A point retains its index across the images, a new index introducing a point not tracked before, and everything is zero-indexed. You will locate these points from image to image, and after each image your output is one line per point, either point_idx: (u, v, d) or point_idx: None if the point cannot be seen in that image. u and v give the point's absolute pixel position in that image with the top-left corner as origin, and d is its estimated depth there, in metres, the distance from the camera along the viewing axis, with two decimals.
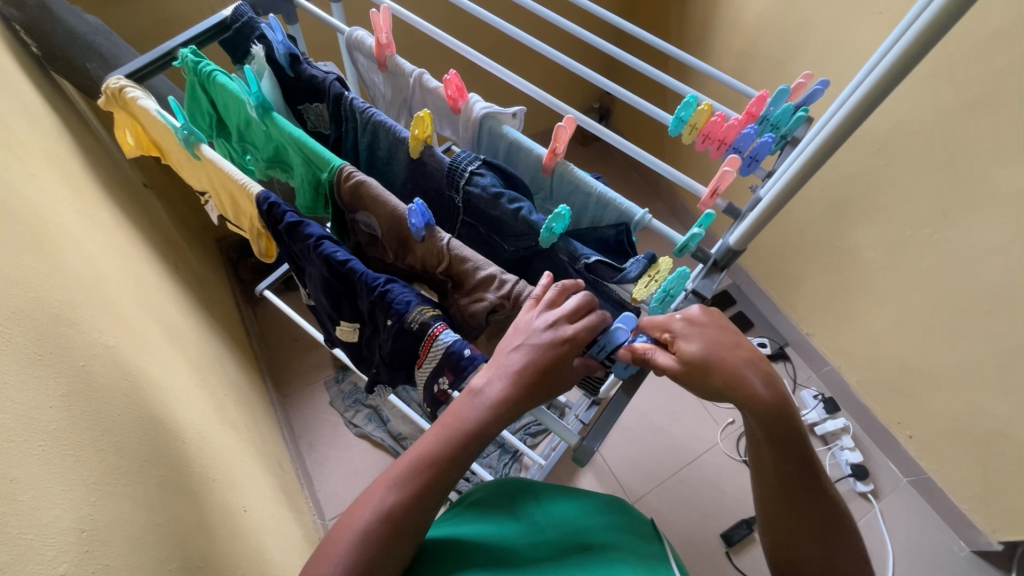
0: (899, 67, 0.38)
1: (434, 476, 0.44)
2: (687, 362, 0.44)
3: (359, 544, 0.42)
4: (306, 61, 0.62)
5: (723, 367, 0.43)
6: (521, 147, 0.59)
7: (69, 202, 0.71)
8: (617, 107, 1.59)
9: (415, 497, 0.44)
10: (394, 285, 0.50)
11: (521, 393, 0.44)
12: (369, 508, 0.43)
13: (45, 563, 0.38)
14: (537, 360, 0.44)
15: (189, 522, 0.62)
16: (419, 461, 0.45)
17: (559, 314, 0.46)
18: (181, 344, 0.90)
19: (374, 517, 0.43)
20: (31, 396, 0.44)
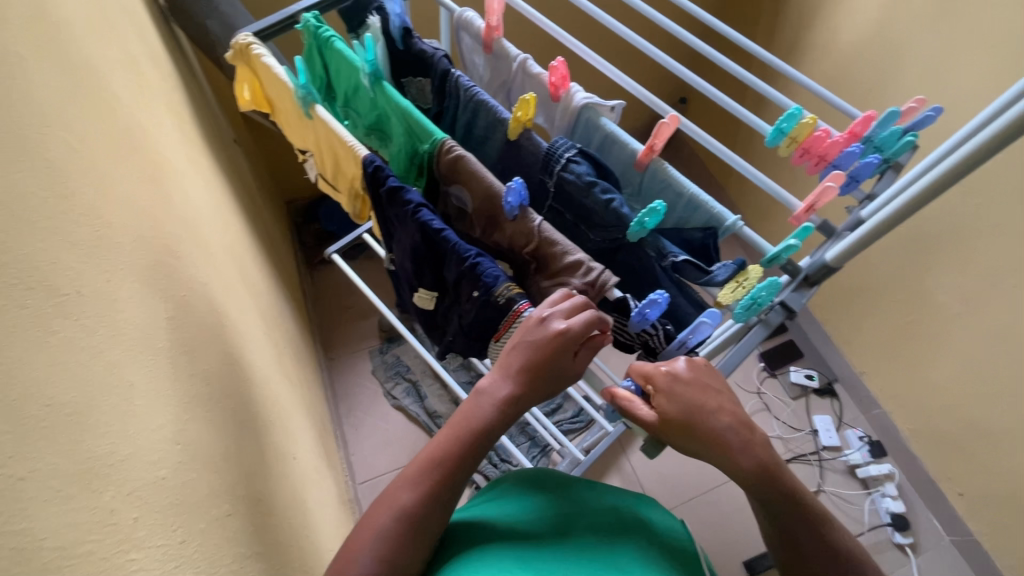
0: None
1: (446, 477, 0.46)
2: (669, 422, 0.45)
3: (378, 541, 0.43)
4: (418, 36, 0.65)
5: (705, 428, 0.45)
6: (616, 141, 0.60)
7: (180, 146, 0.76)
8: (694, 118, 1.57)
9: (432, 494, 0.45)
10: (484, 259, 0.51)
11: (524, 391, 0.47)
12: (384, 505, 0.45)
13: (155, 462, 0.41)
14: (531, 360, 0.47)
15: (252, 457, 0.65)
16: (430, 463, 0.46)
17: (553, 311, 0.48)
18: (254, 293, 0.95)
19: (396, 516, 0.44)
20: (147, 315, 0.48)
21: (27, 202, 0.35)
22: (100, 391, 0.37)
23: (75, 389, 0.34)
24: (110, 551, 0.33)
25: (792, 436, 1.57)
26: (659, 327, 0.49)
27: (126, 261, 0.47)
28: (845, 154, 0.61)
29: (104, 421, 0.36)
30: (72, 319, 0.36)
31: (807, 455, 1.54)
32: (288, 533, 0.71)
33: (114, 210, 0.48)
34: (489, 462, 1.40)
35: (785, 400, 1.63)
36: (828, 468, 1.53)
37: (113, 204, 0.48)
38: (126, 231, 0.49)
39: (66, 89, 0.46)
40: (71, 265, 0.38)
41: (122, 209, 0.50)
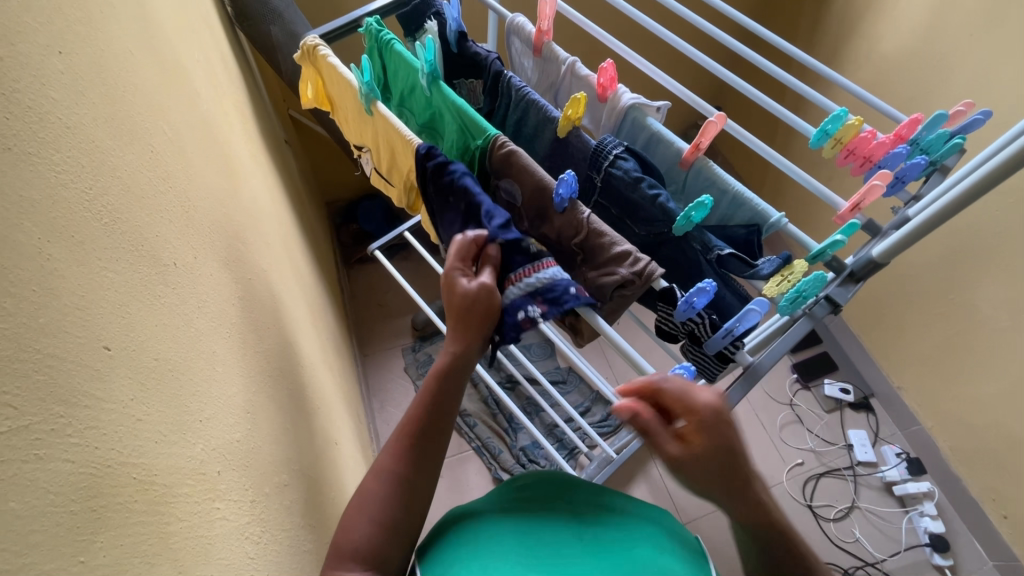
0: None
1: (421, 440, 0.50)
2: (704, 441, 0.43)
3: (385, 508, 0.47)
4: (472, 40, 0.68)
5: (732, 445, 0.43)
6: (662, 139, 0.62)
7: (244, 142, 0.81)
8: None
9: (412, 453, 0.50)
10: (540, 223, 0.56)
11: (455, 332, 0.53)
12: (374, 476, 0.49)
13: (231, 423, 0.45)
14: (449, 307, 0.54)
15: (304, 436, 0.69)
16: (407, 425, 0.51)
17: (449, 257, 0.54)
18: (302, 285, 1.00)
19: (390, 481, 0.48)
20: (223, 292, 0.52)
21: (137, 179, 0.39)
22: (190, 351, 0.40)
23: (173, 345, 0.38)
24: (201, 497, 0.36)
25: (826, 449, 1.53)
26: (705, 316, 0.50)
27: (206, 241, 0.51)
28: (892, 155, 0.61)
29: (194, 380, 0.40)
30: (169, 285, 0.40)
31: (842, 469, 1.50)
32: (332, 512, 0.74)
33: (196, 193, 0.52)
34: (517, 461, 1.41)
35: (819, 413, 1.59)
36: (863, 484, 1.49)
37: (195, 188, 0.53)
38: (205, 214, 0.53)
39: (161, 83, 0.51)
40: (167, 236, 0.42)
41: (202, 194, 0.54)
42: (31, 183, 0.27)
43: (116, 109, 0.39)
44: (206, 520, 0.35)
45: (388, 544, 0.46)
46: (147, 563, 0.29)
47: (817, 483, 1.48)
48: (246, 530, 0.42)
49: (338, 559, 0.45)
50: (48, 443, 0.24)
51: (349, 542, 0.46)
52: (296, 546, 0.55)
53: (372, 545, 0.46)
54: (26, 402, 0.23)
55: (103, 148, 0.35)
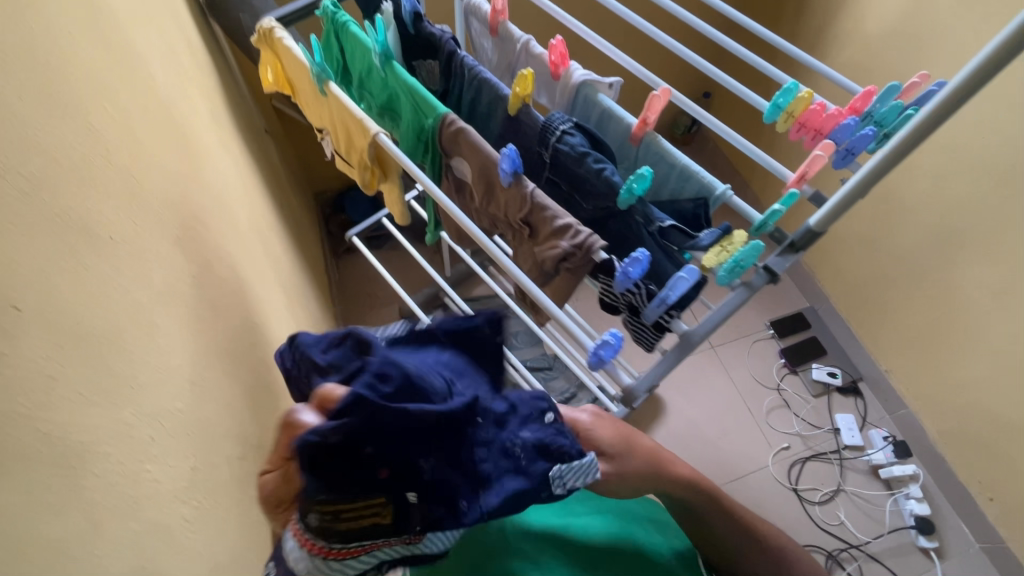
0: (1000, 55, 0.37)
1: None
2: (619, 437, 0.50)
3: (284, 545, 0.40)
4: (427, 20, 0.69)
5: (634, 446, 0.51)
6: (613, 115, 0.62)
7: (211, 128, 0.82)
8: None
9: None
10: (539, 433, 0.45)
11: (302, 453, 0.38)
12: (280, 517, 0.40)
13: (173, 395, 0.46)
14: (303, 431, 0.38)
15: (268, 413, 0.70)
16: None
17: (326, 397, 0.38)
18: (278, 271, 1.01)
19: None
20: (172, 269, 0.53)
21: (69, 154, 0.40)
22: (125, 322, 0.42)
23: (104, 314, 0.39)
24: (127, 458, 0.37)
25: (813, 434, 1.53)
26: (642, 286, 0.50)
27: (155, 219, 0.52)
28: (841, 126, 0.61)
29: (128, 349, 0.41)
30: (101, 256, 0.41)
31: (828, 453, 1.50)
32: None
33: (145, 172, 0.53)
34: None
35: (806, 396, 1.59)
36: (849, 467, 1.48)
37: (145, 168, 0.54)
38: (155, 194, 0.54)
39: (107, 64, 0.52)
40: (103, 211, 0.43)
41: (153, 175, 0.55)
42: None
43: (47, 86, 0.40)
44: (133, 481, 0.37)
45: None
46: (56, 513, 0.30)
47: (803, 466, 1.48)
48: (183, 495, 0.43)
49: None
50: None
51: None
52: (248, 518, 0.56)
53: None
54: None
55: (29, 122, 0.37)
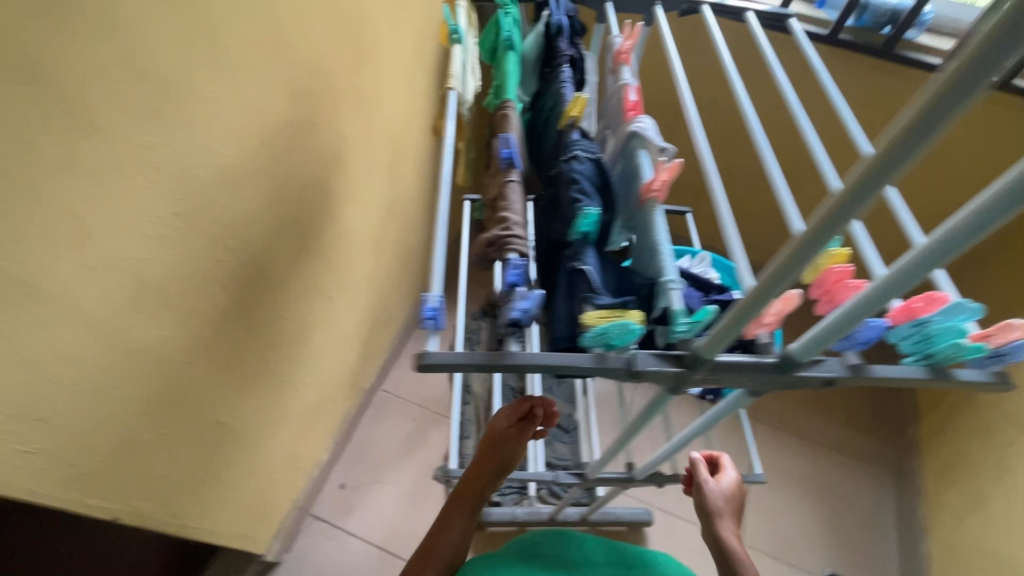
0: (996, 208, 0.30)
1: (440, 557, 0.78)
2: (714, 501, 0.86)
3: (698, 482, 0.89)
4: (564, 37, 0.77)
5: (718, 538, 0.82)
6: (638, 173, 0.62)
7: (406, 61, 1.05)
8: None
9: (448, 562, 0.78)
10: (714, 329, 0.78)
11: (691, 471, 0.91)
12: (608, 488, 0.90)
13: (192, 153, 0.63)
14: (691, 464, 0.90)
15: (287, 250, 0.88)
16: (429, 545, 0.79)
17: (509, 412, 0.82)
18: (394, 188, 1.21)
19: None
20: (271, 103, 0.72)
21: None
22: (197, 107, 0.61)
23: (167, 55, 0.55)
24: (133, 166, 0.56)
25: None
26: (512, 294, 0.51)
27: (282, 71, 0.72)
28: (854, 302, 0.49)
29: (184, 122, 0.60)
30: (203, 38, 0.58)
31: None
32: (268, 320, 0.91)
33: (301, 40, 0.74)
34: (472, 457, 1.42)
35: None
36: None
37: (302, 39, 0.74)
38: (298, 58, 0.75)
39: None
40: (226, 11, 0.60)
41: (306, 47, 0.76)
42: None
43: None
44: (105, 157, 0.53)
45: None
46: (27, 117, 0.45)
47: None
48: (156, 219, 0.61)
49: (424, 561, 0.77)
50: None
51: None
52: (206, 287, 0.72)
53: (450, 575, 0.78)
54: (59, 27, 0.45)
55: None
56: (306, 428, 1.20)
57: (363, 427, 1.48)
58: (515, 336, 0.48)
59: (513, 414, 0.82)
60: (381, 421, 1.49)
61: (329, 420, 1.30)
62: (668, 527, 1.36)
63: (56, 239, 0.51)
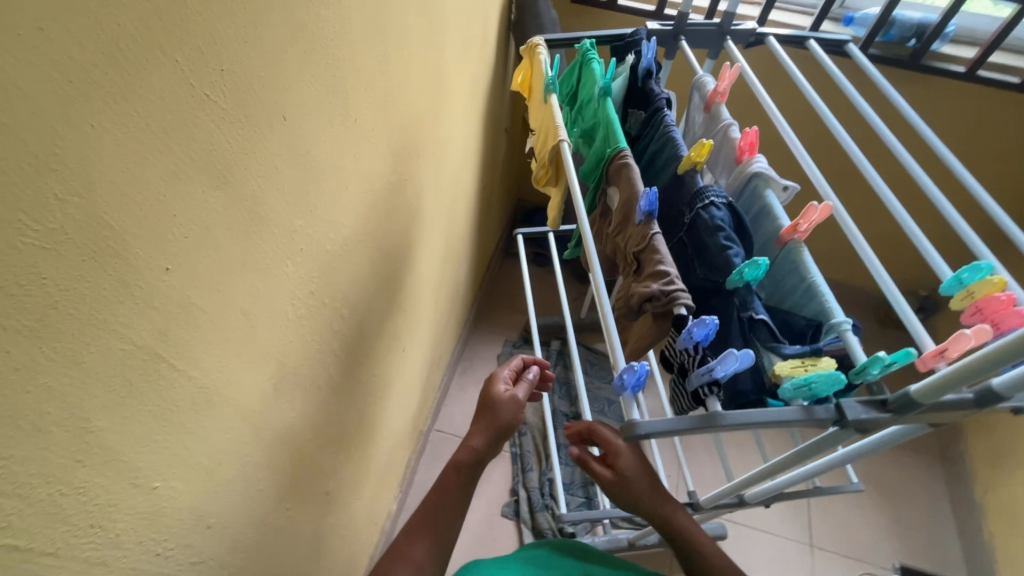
0: None
1: (435, 533, 0.72)
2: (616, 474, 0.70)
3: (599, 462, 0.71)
4: (655, 80, 0.78)
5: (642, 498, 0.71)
6: (770, 214, 0.64)
7: (466, 104, 1.04)
8: None
9: (430, 550, 0.70)
10: None
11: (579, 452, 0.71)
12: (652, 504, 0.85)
13: (327, 230, 0.61)
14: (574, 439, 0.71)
15: (381, 309, 0.86)
16: (423, 520, 0.73)
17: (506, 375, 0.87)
18: (451, 229, 1.20)
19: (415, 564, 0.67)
20: (378, 169, 0.71)
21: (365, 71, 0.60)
22: (330, 185, 0.59)
23: (319, 137, 0.54)
24: (283, 256, 0.54)
25: None
26: (700, 353, 0.51)
27: (386, 135, 0.71)
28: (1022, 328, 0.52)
29: (321, 202, 0.58)
30: (342, 116, 0.58)
31: None
32: (365, 383, 0.88)
33: (401, 101, 0.73)
34: (538, 488, 1.41)
35: None
36: None
37: (401, 101, 0.73)
38: (397, 120, 0.74)
39: (419, 30, 0.72)
40: (359, 86, 0.59)
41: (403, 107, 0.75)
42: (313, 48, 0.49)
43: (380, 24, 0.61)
44: (270, 248, 0.51)
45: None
46: (224, 222, 0.43)
47: None
48: (297, 303, 0.59)
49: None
50: (221, 91, 0.39)
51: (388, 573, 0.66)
52: (327, 360, 0.70)
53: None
54: (243, 128, 0.43)
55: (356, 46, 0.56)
56: (381, 482, 1.17)
57: (424, 470, 1.45)
58: (717, 395, 0.49)
59: (510, 374, 0.88)
60: (440, 461, 1.47)
61: (397, 470, 1.27)
62: (740, 538, 1.37)
63: (234, 340, 0.49)
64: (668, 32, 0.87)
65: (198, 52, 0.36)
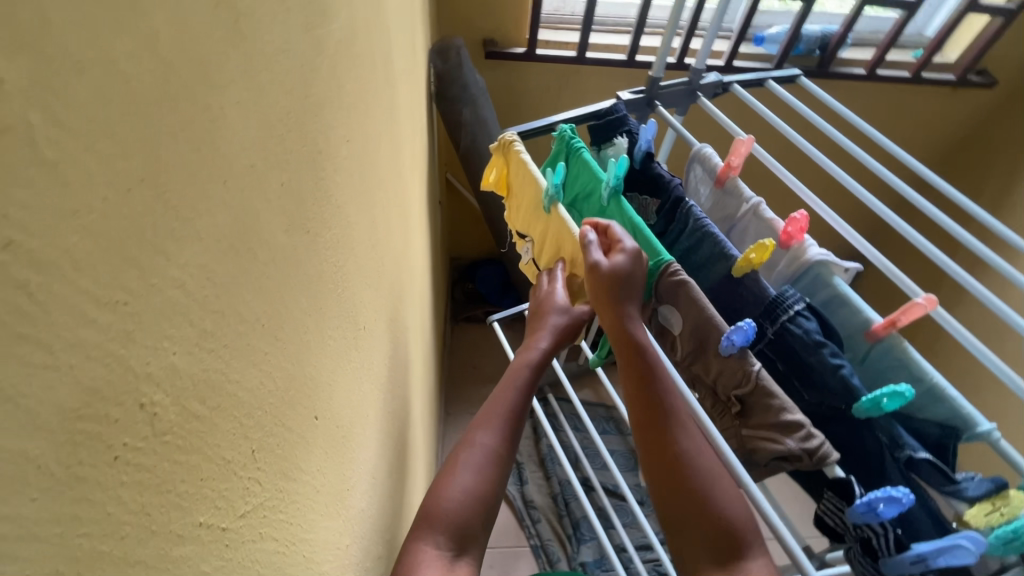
0: None
1: (514, 419, 0.50)
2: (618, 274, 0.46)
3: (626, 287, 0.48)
4: (658, 161, 0.70)
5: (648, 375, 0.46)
6: (847, 303, 0.56)
7: (419, 204, 0.87)
8: (867, 284, 1.48)
9: (509, 437, 0.49)
10: None
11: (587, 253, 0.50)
12: None
13: (361, 491, 0.43)
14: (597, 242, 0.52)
15: (401, 498, 0.68)
16: (493, 405, 0.50)
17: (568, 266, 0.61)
18: (424, 340, 1.02)
19: (483, 455, 0.47)
20: (382, 355, 0.53)
21: (364, 260, 0.43)
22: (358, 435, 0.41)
23: (344, 397, 0.37)
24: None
25: None
26: (888, 528, 0.43)
27: (384, 311, 0.54)
28: None
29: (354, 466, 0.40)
30: (356, 340, 0.40)
31: None
32: None
33: (387, 257, 0.56)
34: None
35: None
36: None
37: (388, 254, 0.56)
38: (388, 279, 0.56)
39: (389, 163, 0.56)
40: (362, 286, 0.42)
41: (390, 260, 0.58)
42: (326, 289, 0.32)
43: (366, 195, 0.44)
44: None
45: (477, 528, 0.44)
46: None
47: None
48: None
49: (425, 524, 0.43)
50: (257, 480, 0.22)
51: (441, 507, 0.43)
52: None
53: (464, 517, 0.43)
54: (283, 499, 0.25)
55: (354, 242, 0.40)
56: None
57: None
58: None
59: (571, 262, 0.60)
60: None
61: None
62: None
63: None
64: (641, 100, 0.80)
65: (222, 468, 0.19)
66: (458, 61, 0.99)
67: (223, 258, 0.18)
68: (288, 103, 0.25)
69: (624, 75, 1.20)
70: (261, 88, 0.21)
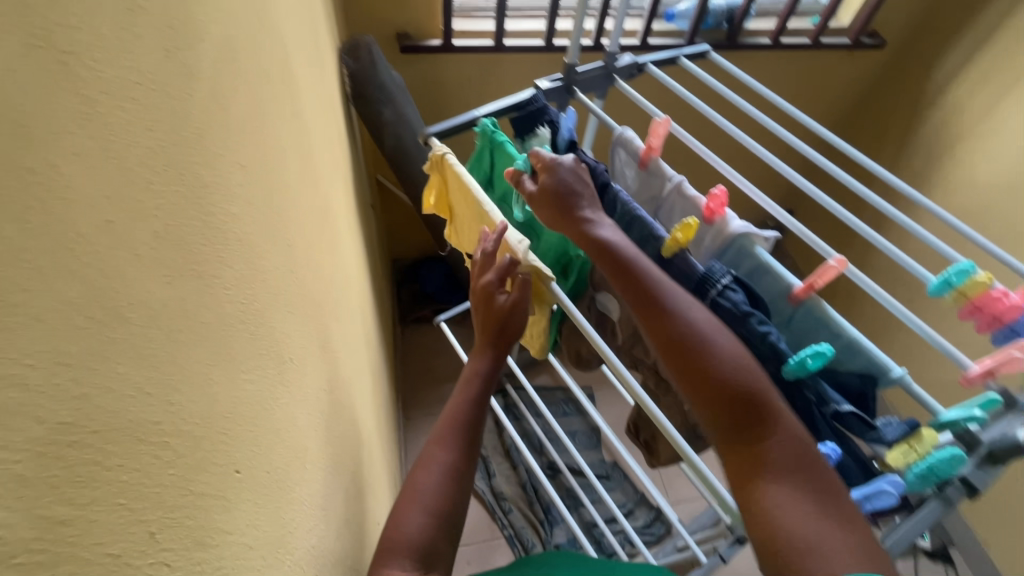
0: None
1: (468, 429, 0.49)
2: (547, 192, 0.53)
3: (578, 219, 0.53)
4: (581, 148, 0.70)
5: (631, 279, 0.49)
6: (770, 271, 0.59)
7: (346, 213, 0.84)
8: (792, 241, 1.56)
9: (467, 450, 0.48)
10: None
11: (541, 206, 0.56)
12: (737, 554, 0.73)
13: (309, 527, 0.41)
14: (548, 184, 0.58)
15: (362, 519, 0.66)
16: (446, 421, 0.49)
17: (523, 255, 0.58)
18: (370, 351, 0.99)
19: (442, 474, 0.46)
20: (319, 381, 0.51)
21: (280, 287, 0.41)
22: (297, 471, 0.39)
23: (273, 437, 0.35)
24: None
25: None
26: None
27: (314, 335, 0.51)
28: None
29: (297, 504, 0.38)
30: (281, 375, 0.38)
31: None
32: None
33: (312, 277, 0.53)
34: None
35: None
36: None
37: (312, 275, 0.53)
38: (315, 301, 0.54)
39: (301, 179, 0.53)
40: (280, 316, 0.40)
41: (316, 280, 0.55)
42: (232, 332, 0.30)
43: (276, 217, 0.41)
44: None
45: (443, 546, 0.43)
46: None
47: None
48: None
49: (389, 552, 0.41)
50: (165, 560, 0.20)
51: (401, 535, 0.42)
52: None
53: (429, 540, 0.42)
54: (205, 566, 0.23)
55: (265, 271, 0.37)
56: None
57: None
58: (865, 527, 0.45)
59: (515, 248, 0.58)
60: None
61: None
62: None
63: None
64: (560, 87, 0.80)
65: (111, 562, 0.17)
66: (370, 59, 0.95)
67: (71, 334, 0.16)
68: (154, 143, 0.22)
69: (544, 60, 1.19)
70: (110, 134, 0.19)
